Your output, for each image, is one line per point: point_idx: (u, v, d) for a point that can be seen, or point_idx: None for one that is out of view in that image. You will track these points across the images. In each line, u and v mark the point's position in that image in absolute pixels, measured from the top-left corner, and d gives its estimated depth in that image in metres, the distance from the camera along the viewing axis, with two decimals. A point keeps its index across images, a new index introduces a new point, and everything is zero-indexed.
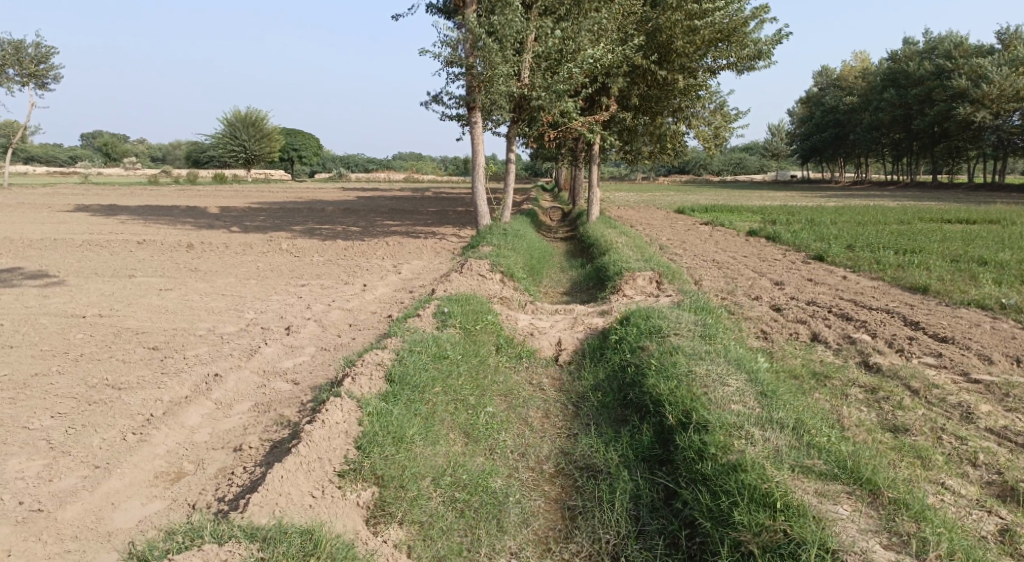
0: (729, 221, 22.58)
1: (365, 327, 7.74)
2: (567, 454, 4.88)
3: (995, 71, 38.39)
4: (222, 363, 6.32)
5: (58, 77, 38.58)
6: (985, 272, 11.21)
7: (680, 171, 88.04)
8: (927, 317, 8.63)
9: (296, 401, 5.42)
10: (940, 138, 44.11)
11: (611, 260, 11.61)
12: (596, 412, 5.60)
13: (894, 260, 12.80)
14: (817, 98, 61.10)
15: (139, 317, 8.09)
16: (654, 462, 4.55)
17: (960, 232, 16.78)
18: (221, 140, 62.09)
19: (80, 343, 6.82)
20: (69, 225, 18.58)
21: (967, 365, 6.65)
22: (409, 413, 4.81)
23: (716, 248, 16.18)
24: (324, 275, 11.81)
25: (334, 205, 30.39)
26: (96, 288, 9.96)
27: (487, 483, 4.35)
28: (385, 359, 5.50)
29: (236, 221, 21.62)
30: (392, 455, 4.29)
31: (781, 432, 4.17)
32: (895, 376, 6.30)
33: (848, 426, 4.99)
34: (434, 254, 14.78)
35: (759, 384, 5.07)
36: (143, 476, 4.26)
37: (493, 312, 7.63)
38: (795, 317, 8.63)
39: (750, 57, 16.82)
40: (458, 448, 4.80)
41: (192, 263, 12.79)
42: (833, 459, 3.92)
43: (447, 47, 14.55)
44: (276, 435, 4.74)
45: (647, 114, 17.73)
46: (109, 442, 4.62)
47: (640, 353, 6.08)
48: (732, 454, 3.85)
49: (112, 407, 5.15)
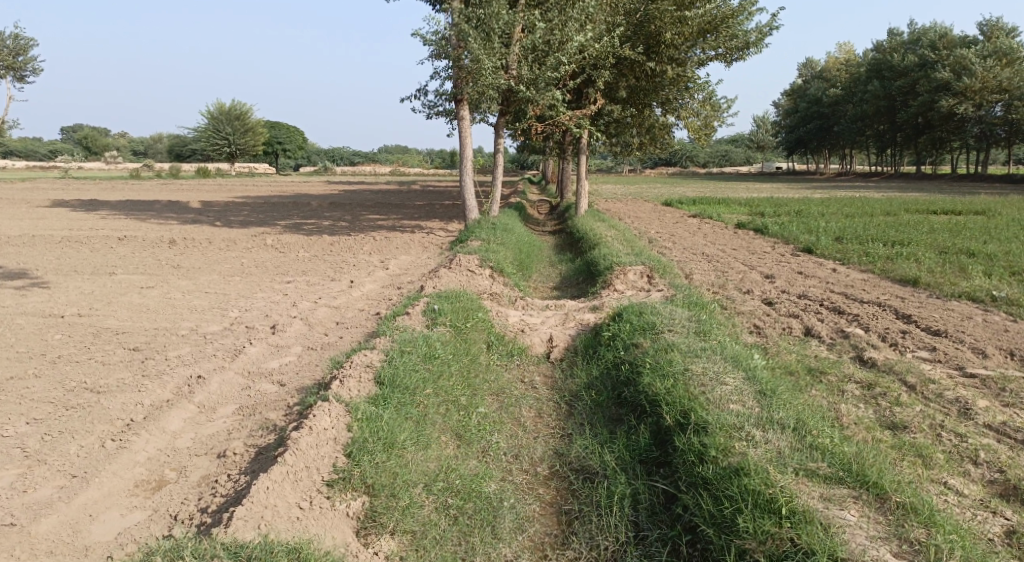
0: (717, 214, 22.56)
1: (353, 326, 7.57)
2: (561, 456, 4.76)
3: (978, 63, 38.60)
4: (205, 364, 6.14)
5: (36, 69, 37.85)
6: (974, 263, 11.21)
7: (667, 164, 88.02)
8: (919, 310, 8.60)
9: (282, 403, 5.25)
10: (923, 130, 44.36)
11: (601, 254, 11.49)
12: (590, 411, 5.49)
13: (883, 252, 12.77)
14: (802, 90, 61.34)
15: (118, 316, 7.86)
16: (651, 464, 4.44)
17: (946, 223, 16.86)
18: (204, 134, 61.20)
19: (57, 344, 6.60)
20: (48, 221, 18.16)
21: (962, 360, 6.60)
22: (399, 416, 4.67)
23: (705, 241, 16.11)
24: (309, 271, 11.60)
25: (319, 199, 29.97)
26: (75, 287, 9.68)
27: (480, 487, 4.22)
28: (374, 360, 5.34)
29: (219, 216, 21.26)
30: (382, 462, 4.15)
31: (782, 433, 4.08)
32: (890, 371, 6.24)
33: (847, 424, 4.91)
34: (421, 249, 14.59)
35: (757, 383, 4.97)
36: (123, 485, 4.08)
37: (483, 309, 7.49)
38: (787, 312, 8.57)
39: (739, 48, 16.70)
40: (450, 451, 4.67)
41: (175, 259, 12.51)
42: (836, 461, 3.84)
43: (433, 40, 14.37)
44: (261, 441, 4.57)
45: (634, 106, 17.59)
46: (86, 450, 4.42)
47: (634, 350, 5.96)
48: (734, 458, 3.76)
49: (90, 412, 4.96)
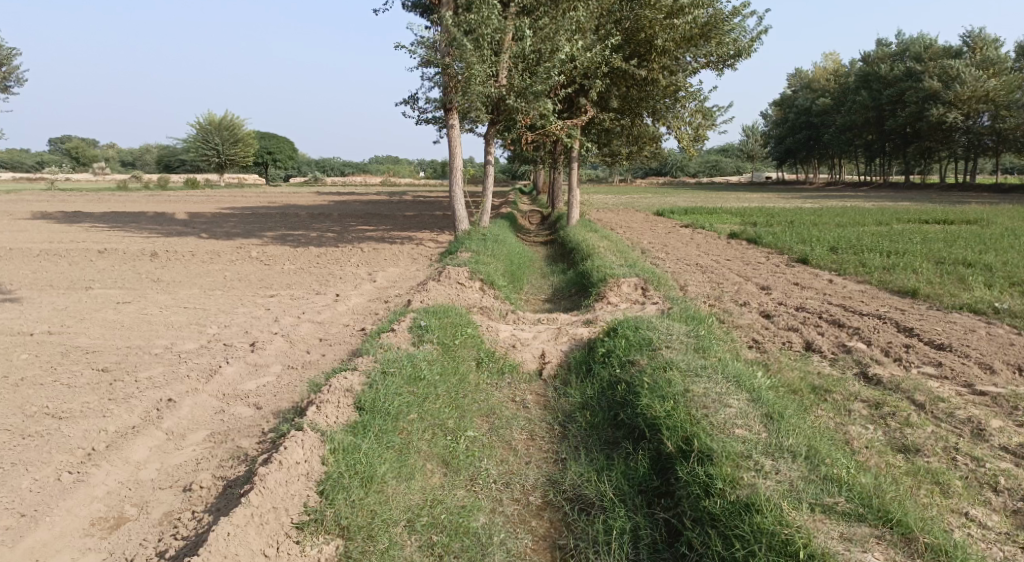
0: (710, 224, 22.35)
1: (336, 343, 7.24)
2: (555, 483, 4.45)
3: (966, 73, 38.76)
4: (177, 386, 5.78)
5: (21, 79, 37.32)
6: (973, 275, 11.00)
7: (657, 174, 88.18)
8: (921, 323, 8.34)
9: (256, 429, 4.90)
10: (911, 139, 44.55)
11: (594, 265, 11.22)
12: (585, 434, 5.18)
13: (880, 262, 12.57)
14: (790, 101, 61.75)
15: (90, 334, 7.48)
16: (652, 495, 4.16)
17: (939, 233, 16.70)
18: (193, 145, 60.66)
19: (22, 365, 6.23)
20: (29, 234, 17.69)
21: (970, 376, 6.34)
22: (379, 445, 4.35)
23: (698, 252, 15.87)
24: (294, 284, 11.25)
25: (307, 210, 29.61)
26: (48, 302, 9.28)
27: (468, 522, 3.90)
28: (354, 383, 4.98)
29: (205, 228, 20.87)
30: (360, 499, 3.83)
31: (794, 462, 3.83)
32: (897, 389, 5.95)
33: (858, 448, 4.63)
34: (410, 261, 14.28)
35: (764, 405, 4.67)
36: (77, 523, 3.72)
37: (472, 324, 7.16)
38: (786, 325, 8.30)
39: (731, 56, 16.52)
40: (436, 481, 4.35)
41: (155, 272, 12.14)
42: (854, 495, 3.59)
43: (422, 48, 14.15)
44: (231, 473, 4.22)
45: (626, 116, 17.41)
46: (40, 484, 4.06)
47: (630, 369, 5.66)
48: (744, 491, 3.53)
49: (48, 441, 4.59)
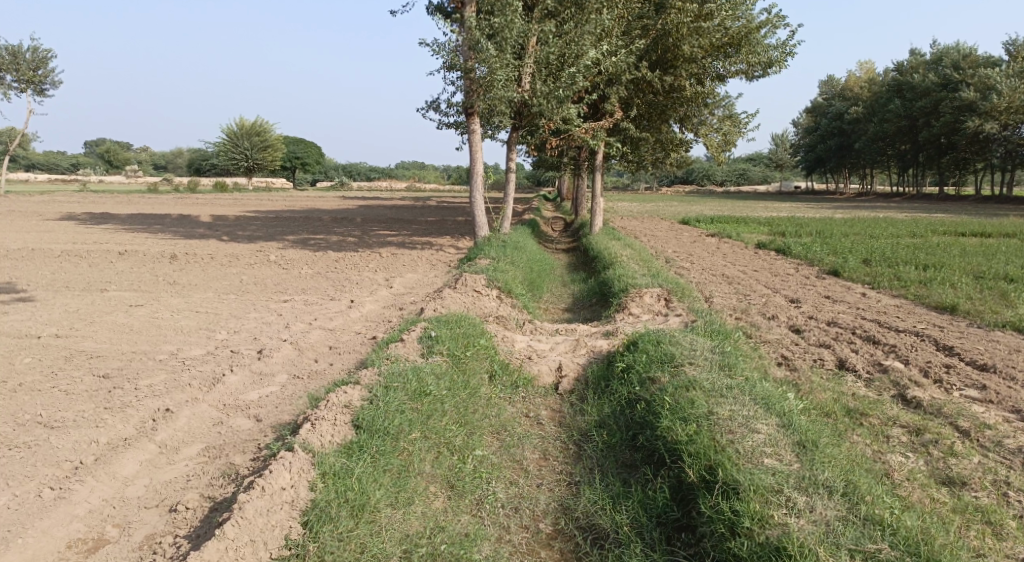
0: (737, 233, 21.82)
1: (346, 351, 7.01)
2: (568, 510, 4.12)
3: (1003, 83, 37.39)
4: (176, 395, 5.56)
5: (56, 82, 37.96)
6: (1015, 290, 10.43)
7: (684, 182, 87.15)
8: (961, 341, 7.84)
9: (252, 444, 4.66)
10: (946, 150, 43.35)
11: (615, 275, 10.84)
12: (602, 454, 4.84)
13: (915, 276, 11.99)
14: (821, 109, 60.61)
15: (97, 338, 7.33)
16: (671, 529, 3.85)
17: (976, 246, 16.06)
18: (222, 148, 61.44)
19: (23, 370, 6.08)
20: (54, 235, 17.84)
21: (1017, 400, 5.85)
22: (375, 469, 4.10)
23: (725, 262, 15.38)
24: (310, 289, 11.07)
25: (332, 214, 29.67)
26: (61, 304, 9.21)
27: (469, 554, 3.58)
28: (354, 399, 4.72)
29: (228, 231, 20.92)
30: (349, 532, 3.57)
31: (830, 499, 3.48)
32: (939, 414, 5.50)
33: (899, 481, 4.24)
34: (429, 267, 14.05)
35: (795, 431, 4.28)
36: (52, 546, 3.50)
37: (486, 334, 6.85)
38: (817, 341, 7.87)
39: (761, 64, 15.99)
40: (439, 506, 4.05)
41: (173, 275, 12.06)
42: (900, 541, 3.22)
43: (445, 51, 13.97)
44: (219, 493, 3.98)
45: (651, 121, 16.98)
46: (19, 501, 3.85)
47: (649, 387, 5.31)
48: (774, 532, 3.23)
49: (34, 453, 4.39)
